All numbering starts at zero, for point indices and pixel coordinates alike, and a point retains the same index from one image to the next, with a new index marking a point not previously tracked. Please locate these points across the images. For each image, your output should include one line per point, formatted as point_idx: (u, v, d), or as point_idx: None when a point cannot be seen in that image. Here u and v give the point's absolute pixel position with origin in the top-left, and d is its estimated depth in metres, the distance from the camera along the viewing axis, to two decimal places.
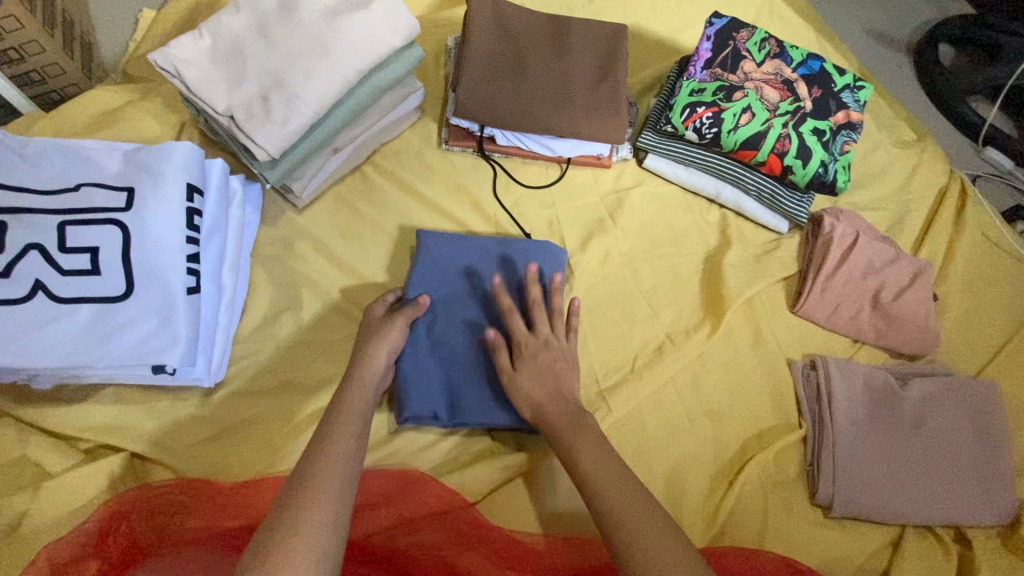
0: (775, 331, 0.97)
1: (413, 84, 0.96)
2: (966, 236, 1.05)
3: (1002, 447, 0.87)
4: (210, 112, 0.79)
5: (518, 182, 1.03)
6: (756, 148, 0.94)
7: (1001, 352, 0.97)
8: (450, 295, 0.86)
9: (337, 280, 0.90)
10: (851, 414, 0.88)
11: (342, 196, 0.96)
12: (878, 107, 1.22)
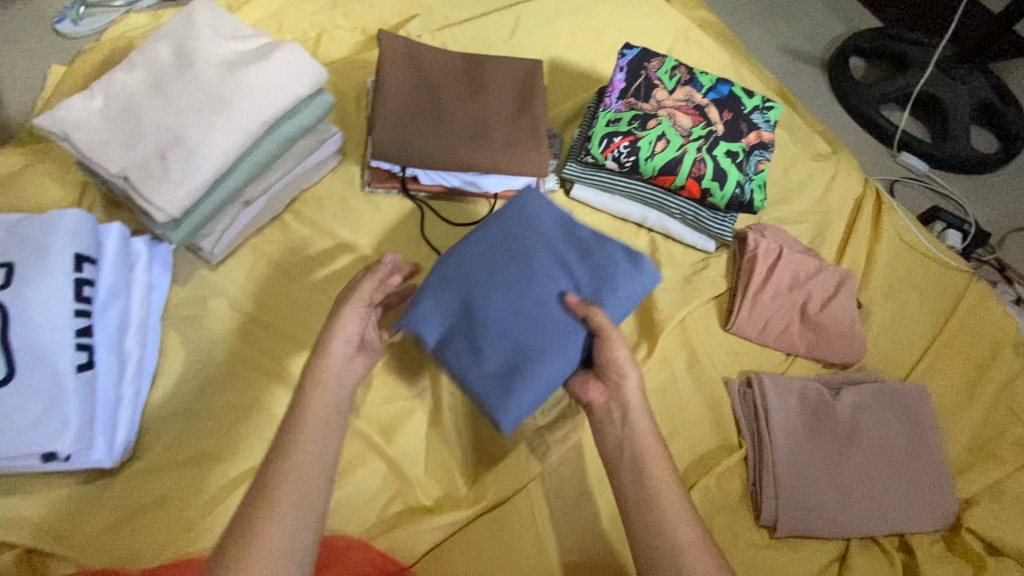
0: (710, 351, 0.97)
1: (328, 131, 0.95)
2: (884, 241, 1.09)
3: (937, 450, 0.88)
4: (105, 174, 0.76)
5: (445, 220, 1.01)
6: (673, 173, 0.95)
7: (927, 352, 0.99)
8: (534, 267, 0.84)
9: (256, 337, 0.86)
10: (789, 430, 0.88)
11: (261, 248, 0.92)
12: (793, 122, 1.26)
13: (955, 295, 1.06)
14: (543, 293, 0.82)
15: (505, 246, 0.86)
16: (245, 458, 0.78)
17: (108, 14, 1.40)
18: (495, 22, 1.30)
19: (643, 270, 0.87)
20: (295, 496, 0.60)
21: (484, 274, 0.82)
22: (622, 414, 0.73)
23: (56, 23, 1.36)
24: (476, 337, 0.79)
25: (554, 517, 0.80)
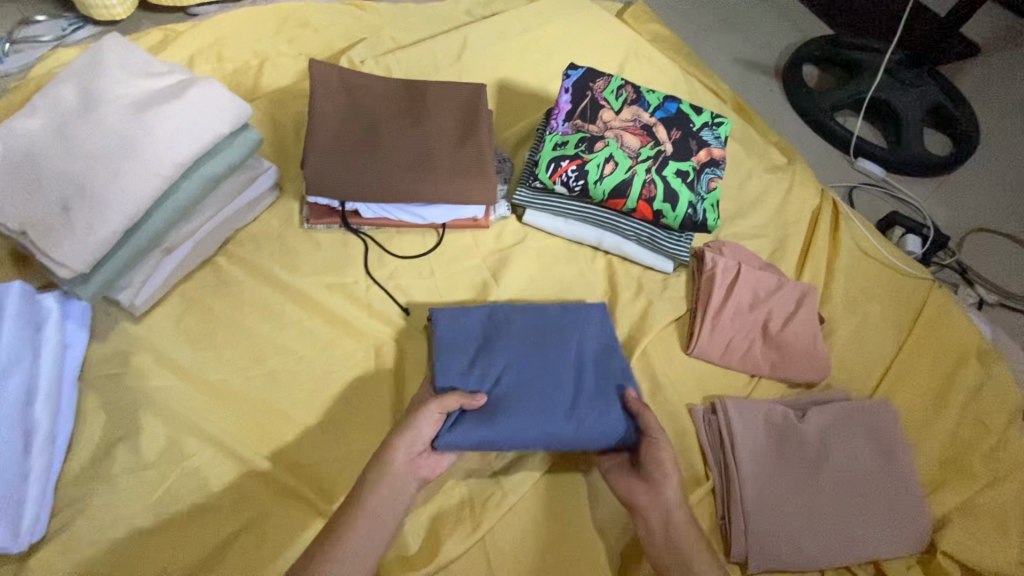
0: (673, 377, 0.93)
1: (259, 166, 0.91)
2: (843, 253, 1.07)
3: (907, 469, 0.86)
4: (2, 229, 0.70)
5: (391, 254, 0.96)
6: (624, 196, 0.93)
7: (892, 365, 0.97)
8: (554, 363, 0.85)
9: (186, 394, 0.80)
10: (756, 459, 0.84)
11: (191, 296, 0.87)
12: (747, 135, 1.25)
13: (917, 304, 1.04)
14: (535, 414, 0.79)
15: (550, 331, 0.89)
16: (173, 530, 0.71)
17: (36, 50, 1.34)
18: (440, 45, 1.26)
19: (612, 417, 0.80)
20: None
21: (534, 352, 0.85)
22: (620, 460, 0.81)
23: None
24: (482, 353, 0.84)
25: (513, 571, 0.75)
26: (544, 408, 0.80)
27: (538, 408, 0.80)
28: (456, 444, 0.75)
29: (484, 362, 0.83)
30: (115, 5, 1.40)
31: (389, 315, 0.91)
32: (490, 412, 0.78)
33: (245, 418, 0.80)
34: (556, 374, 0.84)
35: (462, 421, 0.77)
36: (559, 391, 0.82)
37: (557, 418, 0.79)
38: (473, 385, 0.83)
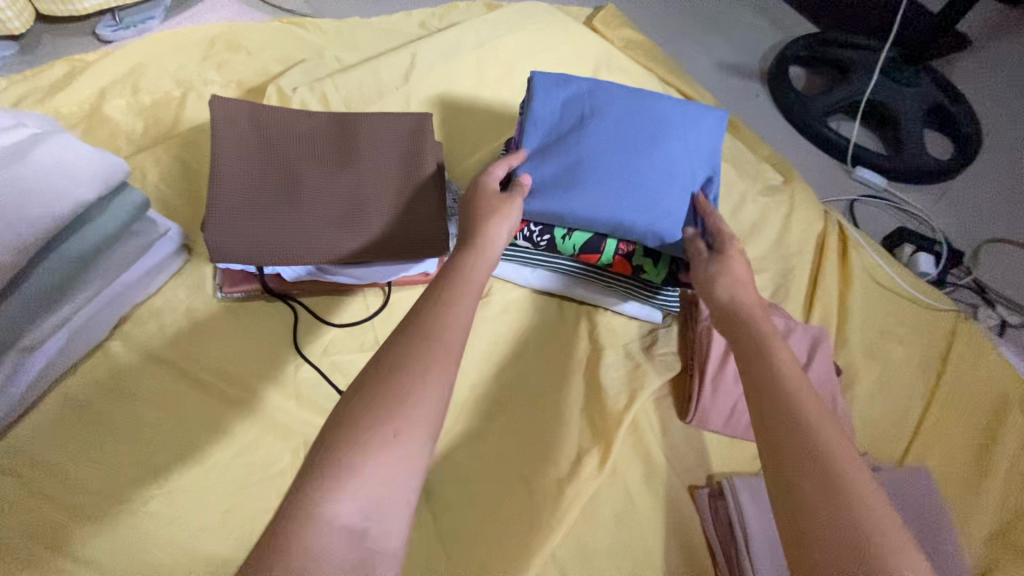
0: (671, 453, 0.78)
1: (155, 229, 0.75)
2: (855, 287, 0.94)
3: (953, 556, 0.72)
4: None
5: (327, 323, 0.80)
6: (598, 252, 0.80)
7: (924, 420, 0.83)
8: (695, 137, 0.81)
9: (62, 530, 0.63)
10: (777, 557, 0.69)
11: (73, 397, 0.70)
12: (737, 151, 1.11)
13: (942, 341, 0.91)
14: (681, 190, 0.78)
15: (638, 116, 0.81)
16: None
17: None
18: (385, 65, 1.11)
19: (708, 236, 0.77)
20: None
21: (627, 124, 0.80)
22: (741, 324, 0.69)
23: None
24: (578, 121, 0.79)
25: None
26: (661, 198, 0.77)
27: (661, 168, 0.78)
28: (524, 207, 0.77)
29: (572, 152, 0.77)
30: (12, 18, 1.25)
31: (325, 401, 0.75)
32: (565, 183, 0.76)
33: (137, 554, 0.63)
34: (684, 196, 0.78)
35: (544, 190, 0.76)
36: (667, 181, 0.78)
37: (638, 204, 0.76)
38: (532, 168, 0.78)
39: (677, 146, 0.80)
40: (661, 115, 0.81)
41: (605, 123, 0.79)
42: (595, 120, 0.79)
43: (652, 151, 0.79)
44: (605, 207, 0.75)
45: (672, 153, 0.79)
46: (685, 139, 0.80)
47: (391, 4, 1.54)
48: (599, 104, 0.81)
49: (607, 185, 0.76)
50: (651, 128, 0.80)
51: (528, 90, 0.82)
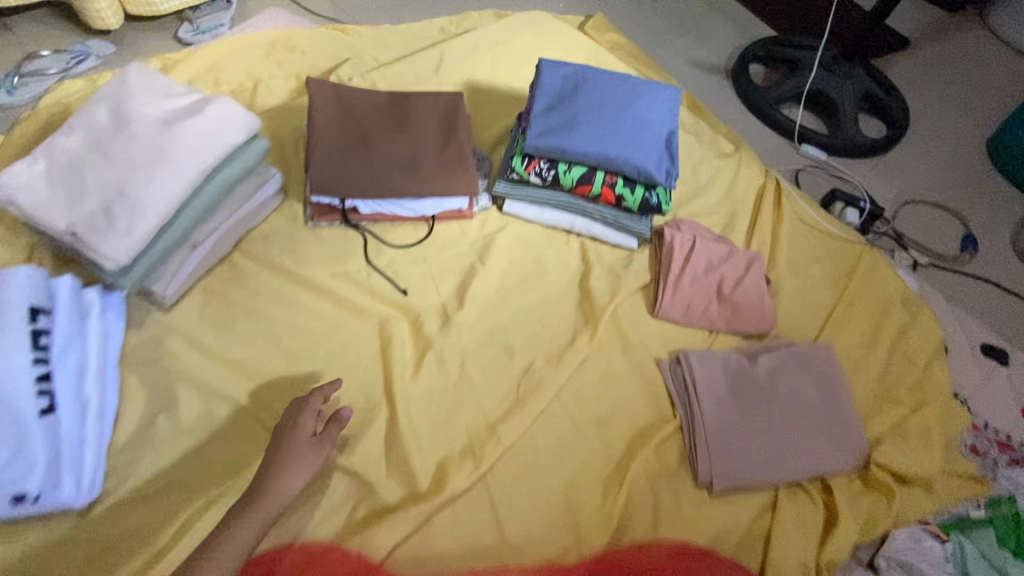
0: (642, 337, 1.06)
1: (267, 173, 1.02)
2: (786, 224, 1.22)
3: (845, 401, 0.99)
4: (52, 232, 0.81)
5: (388, 245, 1.09)
6: (591, 183, 1.07)
7: (833, 315, 1.11)
8: (660, 102, 1.10)
9: (214, 372, 0.91)
10: (715, 399, 0.97)
11: (212, 288, 0.97)
12: (699, 127, 1.40)
13: (851, 262, 1.19)
14: (652, 136, 1.06)
15: (619, 87, 1.09)
16: (211, 483, 0.82)
17: (43, 81, 1.43)
18: (420, 61, 1.40)
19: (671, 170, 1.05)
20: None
21: (611, 91, 1.08)
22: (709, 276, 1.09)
23: None
24: (575, 88, 1.08)
25: (511, 501, 0.86)
26: (638, 140, 1.04)
27: (638, 120, 1.06)
28: (536, 147, 1.04)
29: (572, 108, 1.05)
30: (109, 16, 1.54)
31: (389, 297, 1.03)
32: (566, 129, 1.04)
33: (267, 389, 0.91)
34: (654, 140, 1.06)
35: (551, 134, 1.04)
36: (643, 129, 1.05)
37: (619, 144, 1.03)
38: (543, 119, 1.05)
39: (648, 107, 1.09)
40: (634, 86, 1.10)
41: (595, 89, 1.08)
42: (587, 87, 1.08)
43: (630, 109, 1.07)
44: (596, 145, 1.03)
45: (644, 111, 1.08)
46: (655, 104, 1.09)
47: (415, 12, 1.84)
48: (590, 78, 1.10)
49: (597, 130, 1.04)
50: (628, 94, 1.09)
51: (538, 69, 1.11)
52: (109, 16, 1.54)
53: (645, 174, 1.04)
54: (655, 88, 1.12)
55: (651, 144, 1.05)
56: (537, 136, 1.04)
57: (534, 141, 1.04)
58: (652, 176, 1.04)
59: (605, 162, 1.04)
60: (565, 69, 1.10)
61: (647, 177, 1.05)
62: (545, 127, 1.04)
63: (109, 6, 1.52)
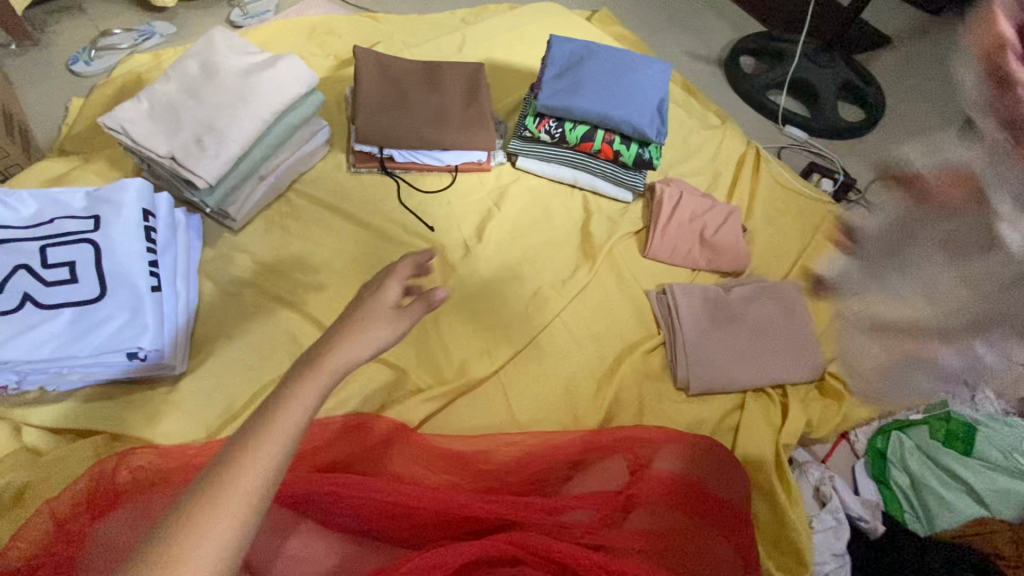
0: (634, 271, 1.24)
1: (319, 124, 1.20)
2: (762, 185, 1.40)
3: (806, 325, 1.16)
4: (154, 157, 1.00)
5: (418, 189, 1.27)
6: (592, 140, 1.26)
7: (799, 259, 1.28)
8: (654, 73, 1.28)
9: (274, 279, 1.08)
10: (694, 319, 1.14)
11: (272, 217, 1.15)
12: (690, 104, 1.59)
13: (820, 216, 1.36)
14: (647, 101, 1.24)
15: (619, 60, 1.28)
16: (275, 365, 0.99)
17: (115, 54, 1.64)
18: (444, 42, 1.60)
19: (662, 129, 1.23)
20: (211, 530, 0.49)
21: (612, 63, 1.27)
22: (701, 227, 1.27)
23: (71, 65, 1.60)
24: (582, 59, 1.27)
25: (520, 392, 1.04)
26: (634, 103, 1.23)
27: (634, 87, 1.24)
28: (547, 107, 1.22)
29: (577, 75, 1.24)
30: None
31: (419, 230, 1.21)
32: (573, 92, 1.22)
33: (318, 296, 1.07)
34: (649, 104, 1.24)
35: (560, 96, 1.22)
36: (638, 94, 1.24)
37: (618, 105, 1.21)
38: (553, 84, 1.24)
39: (643, 76, 1.27)
40: (632, 60, 1.29)
41: (600, 61, 1.26)
42: (592, 59, 1.27)
43: (627, 77, 1.25)
44: (598, 106, 1.21)
45: (640, 80, 1.26)
46: (650, 75, 1.28)
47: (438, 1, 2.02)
48: (594, 51, 1.28)
49: (600, 93, 1.22)
50: (627, 65, 1.27)
51: (549, 44, 1.30)
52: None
53: (640, 132, 1.23)
54: (650, 62, 1.30)
55: (646, 107, 1.23)
56: (548, 97, 1.22)
57: (546, 103, 1.23)
58: (646, 134, 1.23)
59: (606, 121, 1.22)
60: (573, 44, 1.29)
61: (642, 134, 1.23)
62: (555, 90, 1.23)
63: None
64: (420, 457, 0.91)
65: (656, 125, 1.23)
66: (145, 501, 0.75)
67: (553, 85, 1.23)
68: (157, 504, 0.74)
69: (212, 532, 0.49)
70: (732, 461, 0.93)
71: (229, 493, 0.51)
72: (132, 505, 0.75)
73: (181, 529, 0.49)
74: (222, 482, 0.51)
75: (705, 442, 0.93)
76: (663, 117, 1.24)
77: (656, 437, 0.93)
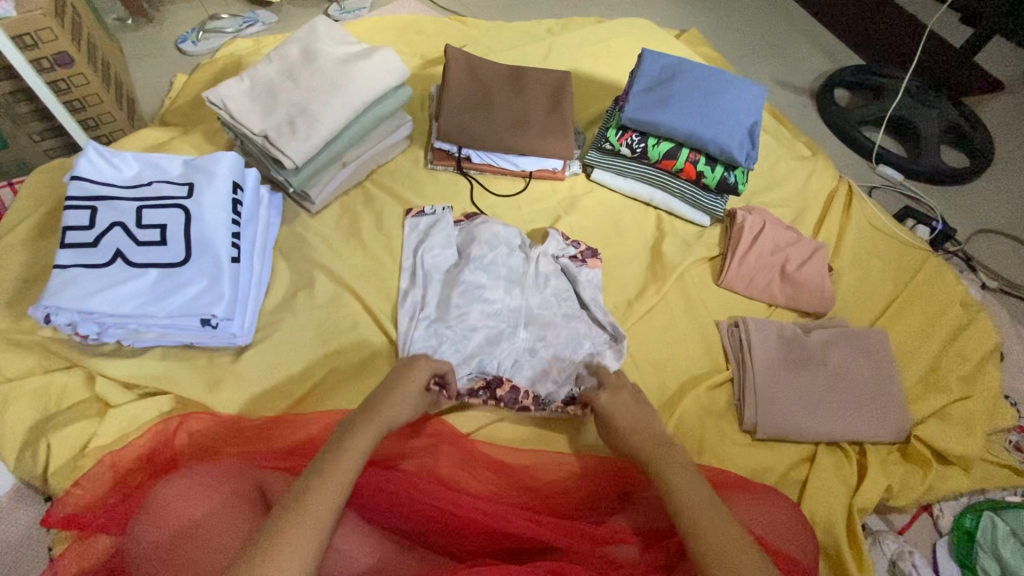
0: (705, 299, 1.18)
1: (403, 118, 1.21)
2: (853, 224, 1.31)
3: (892, 379, 1.06)
4: (248, 134, 1.03)
5: (490, 192, 1.25)
6: (674, 158, 1.21)
7: (888, 309, 1.19)
8: (749, 95, 1.23)
9: (342, 265, 1.08)
10: (767, 357, 1.06)
11: (348, 204, 1.17)
12: (779, 132, 1.51)
13: (914, 264, 1.26)
14: (739, 122, 1.18)
15: (713, 78, 1.23)
16: (331, 350, 0.99)
17: (220, 38, 1.73)
18: (530, 50, 1.60)
19: (752, 152, 1.17)
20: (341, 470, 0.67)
21: (706, 81, 1.22)
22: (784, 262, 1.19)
23: (180, 44, 1.69)
24: (674, 74, 1.22)
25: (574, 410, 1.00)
26: (725, 124, 1.17)
27: (727, 109, 1.19)
28: (633, 119, 1.18)
29: (667, 90, 1.20)
30: None
31: None
32: (661, 107, 1.18)
33: (381, 286, 1.07)
34: (741, 126, 1.18)
35: (647, 109, 1.18)
36: (730, 116, 1.18)
37: (708, 124, 1.16)
38: (641, 97, 1.20)
39: (737, 98, 1.21)
40: (727, 80, 1.23)
41: (693, 78, 1.22)
42: (684, 75, 1.22)
43: (721, 97, 1.20)
44: (687, 123, 1.16)
45: (734, 101, 1.20)
46: (743, 96, 1.22)
47: (527, 8, 2.01)
48: (688, 68, 1.24)
49: (690, 110, 1.17)
50: (720, 84, 1.22)
51: (640, 57, 1.27)
52: None
53: (729, 155, 1.16)
54: (746, 84, 1.24)
55: (737, 129, 1.17)
56: (635, 109, 1.18)
57: (632, 114, 1.18)
58: (735, 157, 1.16)
59: (694, 139, 1.17)
60: (666, 59, 1.25)
61: (731, 156, 1.17)
62: (643, 103, 1.19)
63: None
64: (468, 467, 0.87)
65: (747, 148, 1.16)
66: (200, 468, 0.75)
67: (642, 98, 1.19)
68: (207, 474, 0.73)
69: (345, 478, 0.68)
70: (801, 518, 0.85)
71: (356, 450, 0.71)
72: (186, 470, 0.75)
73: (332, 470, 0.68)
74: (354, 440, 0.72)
75: (773, 493, 0.87)
76: (755, 141, 1.17)
77: (713, 479, 0.88)
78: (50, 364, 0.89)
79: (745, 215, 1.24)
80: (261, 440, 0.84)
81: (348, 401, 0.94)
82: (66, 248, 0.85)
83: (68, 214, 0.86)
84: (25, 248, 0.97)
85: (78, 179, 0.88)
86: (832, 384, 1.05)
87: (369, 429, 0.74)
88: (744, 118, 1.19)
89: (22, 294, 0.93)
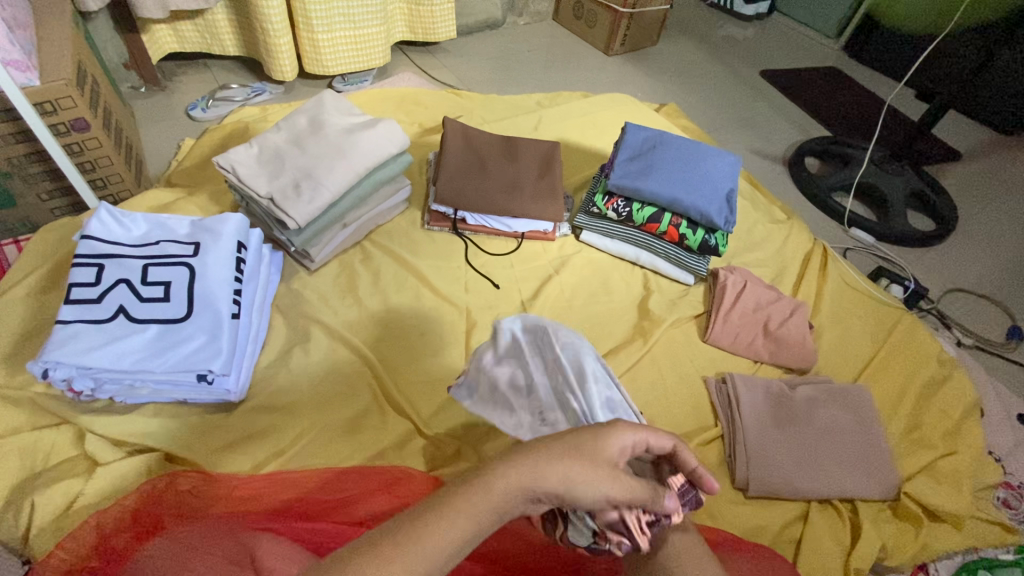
0: (692, 356, 1.21)
1: (402, 182, 1.28)
2: (830, 283, 1.37)
3: (878, 436, 1.08)
4: (254, 196, 1.09)
5: (483, 251, 1.31)
6: (658, 222, 1.28)
7: (867, 366, 1.23)
8: (726, 164, 1.32)
9: (339, 322, 1.11)
10: (755, 412, 1.08)
11: (347, 262, 1.22)
12: (756, 197, 1.61)
13: (890, 322, 1.31)
14: (717, 188, 1.26)
15: (692, 149, 1.32)
16: (323, 405, 0.99)
17: (228, 105, 1.83)
18: (522, 121, 1.71)
19: (731, 218, 1.24)
20: (466, 511, 0.54)
21: (686, 151, 1.31)
22: (768, 320, 1.23)
23: (190, 111, 1.79)
24: (655, 146, 1.31)
25: None
26: (704, 191, 1.24)
27: (706, 177, 1.27)
28: (618, 185, 1.25)
29: (648, 160, 1.28)
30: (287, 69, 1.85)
31: (484, 289, 1.23)
32: (645, 175, 1.25)
33: (375, 343, 1.09)
34: (720, 191, 1.26)
35: (631, 176, 1.25)
36: (708, 183, 1.26)
37: (688, 191, 1.23)
38: (624, 167, 1.28)
39: (715, 167, 1.30)
40: (705, 150, 1.33)
41: (674, 150, 1.30)
42: (665, 145, 1.31)
43: (701, 166, 1.28)
44: (668, 189, 1.23)
45: (713, 169, 1.29)
46: (720, 165, 1.31)
47: (519, 84, 2.17)
48: (669, 141, 1.33)
49: (673, 178, 1.25)
50: (699, 154, 1.31)
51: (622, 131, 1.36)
52: (286, 69, 1.86)
53: (710, 220, 1.23)
54: (723, 154, 1.34)
55: (717, 196, 1.25)
56: (620, 176, 1.26)
57: (618, 181, 1.25)
58: (715, 221, 1.23)
59: (677, 205, 1.24)
60: (648, 133, 1.35)
61: (714, 221, 1.23)
62: (626, 171, 1.27)
63: (290, 62, 1.84)
64: None
65: (728, 214, 1.24)
66: (187, 530, 0.73)
67: (627, 166, 1.27)
68: (197, 535, 0.71)
69: (460, 518, 0.54)
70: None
71: (484, 495, 0.55)
72: (174, 532, 0.73)
73: (452, 503, 0.55)
74: (486, 476, 0.57)
75: (770, 553, 0.87)
76: (735, 207, 1.25)
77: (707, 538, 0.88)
78: (40, 420, 0.88)
79: (729, 274, 1.29)
80: (247, 501, 0.83)
81: (339, 458, 0.94)
82: (70, 303, 0.86)
83: (75, 271, 0.89)
84: (25, 303, 0.99)
85: (88, 238, 0.92)
86: (823, 439, 1.06)
87: (508, 483, 0.56)
88: (721, 185, 1.28)
89: (19, 350, 0.94)
